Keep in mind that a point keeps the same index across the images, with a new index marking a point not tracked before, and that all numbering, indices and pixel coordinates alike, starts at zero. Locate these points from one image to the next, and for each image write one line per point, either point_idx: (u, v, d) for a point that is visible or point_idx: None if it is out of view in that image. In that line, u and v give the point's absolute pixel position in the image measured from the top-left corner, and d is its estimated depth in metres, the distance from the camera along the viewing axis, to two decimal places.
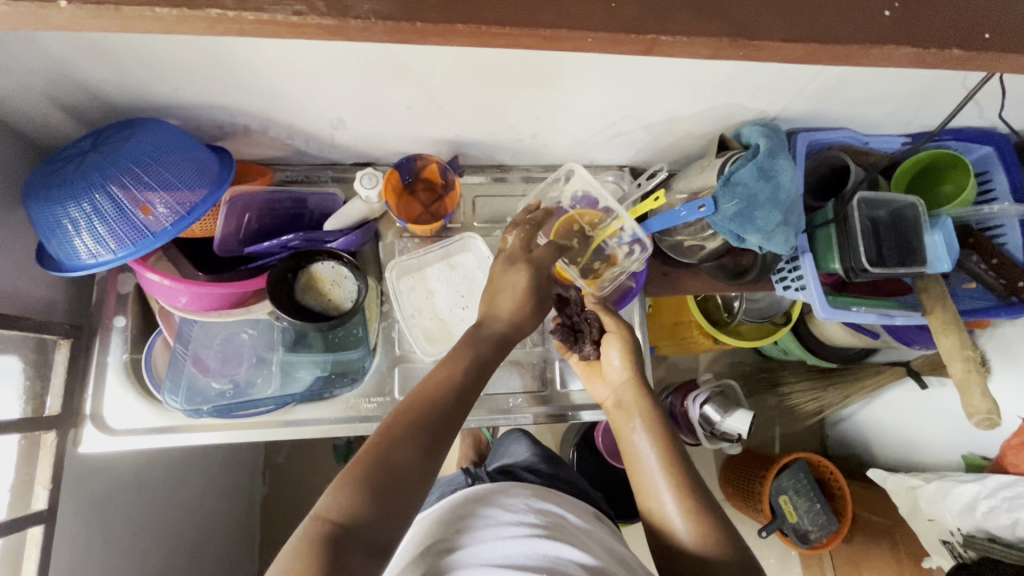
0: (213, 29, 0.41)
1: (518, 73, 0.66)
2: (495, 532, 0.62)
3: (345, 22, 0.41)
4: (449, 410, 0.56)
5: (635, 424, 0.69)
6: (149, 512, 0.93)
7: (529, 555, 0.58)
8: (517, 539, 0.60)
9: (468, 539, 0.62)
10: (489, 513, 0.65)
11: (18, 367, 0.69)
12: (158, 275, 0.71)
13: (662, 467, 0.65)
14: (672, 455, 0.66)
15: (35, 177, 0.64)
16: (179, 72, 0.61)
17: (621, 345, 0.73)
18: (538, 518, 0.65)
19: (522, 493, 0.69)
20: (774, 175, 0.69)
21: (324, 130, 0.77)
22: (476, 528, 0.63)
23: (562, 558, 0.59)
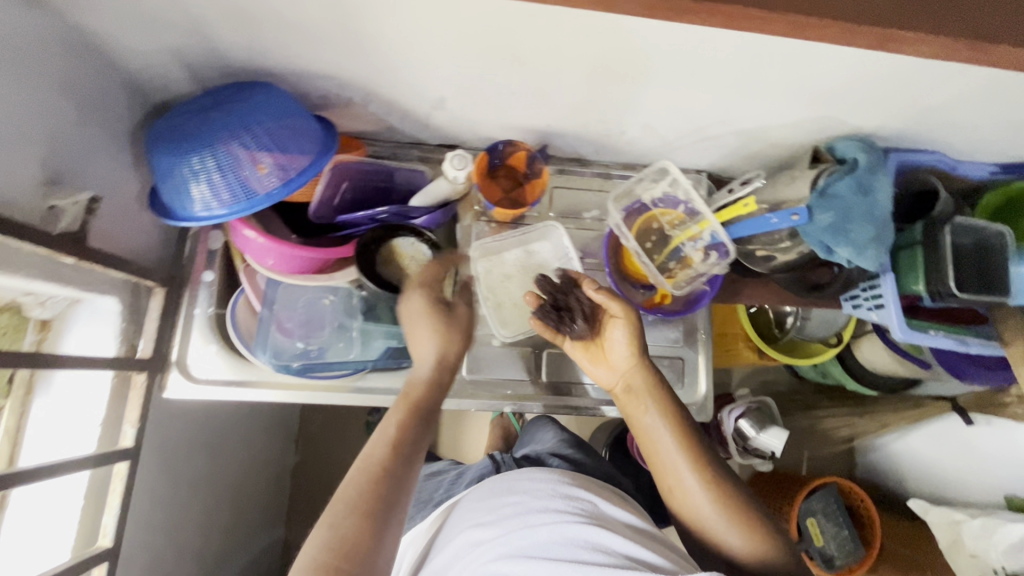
0: None
1: (629, 65, 0.66)
2: (524, 518, 0.67)
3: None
4: (416, 427, 0.64)
5: (647, 406, 0.72)
6: (203, 463, 0.96)
7: (560, 539, 0.62)
8: (546, 525, 0.64)
9: (497, 529, 0.68)
10: (515, 502, 0.71)
11: (115, 308, 0.73)
12: (256, 234, 0.74)
13: (680, 451, 0.68)
14: (690, 440, 0.69)
15: (161, 128, 0.67)
16: (305, 37, 0.63)
17: (626, 329, 0.74)
18: (572, 504, 0.69)
19: (554, 482, 0.74)
20: (871, 191, 0.69)
21: (421, 108, 0.78)
22: (506, 517, 0.69)
23: (591, 539, 0.62)
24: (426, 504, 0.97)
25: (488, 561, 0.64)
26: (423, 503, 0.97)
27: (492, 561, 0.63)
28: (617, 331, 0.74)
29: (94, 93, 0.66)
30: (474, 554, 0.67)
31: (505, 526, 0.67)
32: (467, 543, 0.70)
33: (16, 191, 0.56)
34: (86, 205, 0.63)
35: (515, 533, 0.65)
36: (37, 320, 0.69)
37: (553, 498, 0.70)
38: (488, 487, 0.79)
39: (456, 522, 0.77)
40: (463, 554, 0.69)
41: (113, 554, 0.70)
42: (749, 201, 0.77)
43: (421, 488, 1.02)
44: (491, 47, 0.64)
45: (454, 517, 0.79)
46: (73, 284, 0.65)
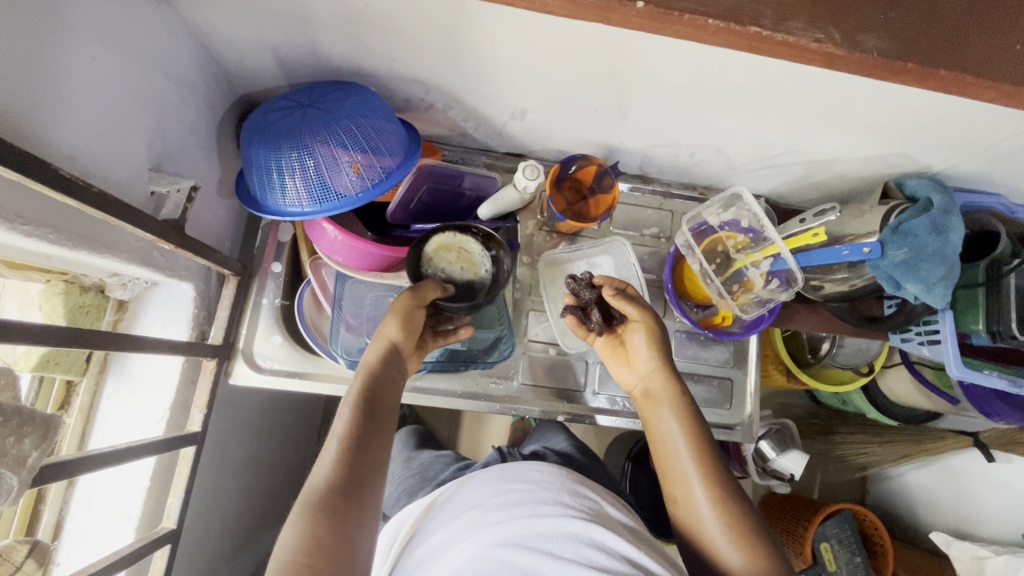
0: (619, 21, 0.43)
1: (720, 93, 0.68)
2: (529, 508, 0.64)
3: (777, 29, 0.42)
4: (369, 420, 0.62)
5: (663, 414, 0.71)
6: (246, 450, 0.95)
7: (563, 533, 0.61)
8: (552, 517, 0.63)
9: (504, 513, 0.64)
10: (519, 491, 0.68)
11: (190, 295, 0.73)
12: (333, 230, 0.75)
13: (690, 458, 0.67)
14: (702, 450, 0.67)
15: (258, 123, 0.69)
16: (409, 44, 0.65)
17: (647, 330, 0.74)
18: (577, 500, 0.68)
19: (558, 476, 0.72)
20: (946, 231, 0.70)
21: (500, 118, 0.80)
22: (509, 504, 0.66)
23: (597, 539, 0.61)
24: (428, 482, 0.93)
25: (487, 545, 0.59)
26: (425, 481, 0.94)
27: (489, 546, 0.59)
28: (637, 332, 0.75)
29: (193, 82, 0.67)
30: (469, 539, 0.62)
31: (507, 513, 0.64)
32: (463, 529, 0.65)
33: (125, 177, 0.57)
34: (187, 193, 0.64)
35: (521, 520, 0.62)
36: (116, 300, 0.71)
37: (561, 492, 0.69)
38: (494, 472, 0.75)
39: (451, 509, 0.72)
40: (457, 539, 0.64)
41: (176, 537, 0.70)
42: (820, 231, 0.78)
43: (426, 467, 0.99)
44: (587, 66, 0.66)
45: (439, 513, 0.74)
46: (161, 269, 0.66)
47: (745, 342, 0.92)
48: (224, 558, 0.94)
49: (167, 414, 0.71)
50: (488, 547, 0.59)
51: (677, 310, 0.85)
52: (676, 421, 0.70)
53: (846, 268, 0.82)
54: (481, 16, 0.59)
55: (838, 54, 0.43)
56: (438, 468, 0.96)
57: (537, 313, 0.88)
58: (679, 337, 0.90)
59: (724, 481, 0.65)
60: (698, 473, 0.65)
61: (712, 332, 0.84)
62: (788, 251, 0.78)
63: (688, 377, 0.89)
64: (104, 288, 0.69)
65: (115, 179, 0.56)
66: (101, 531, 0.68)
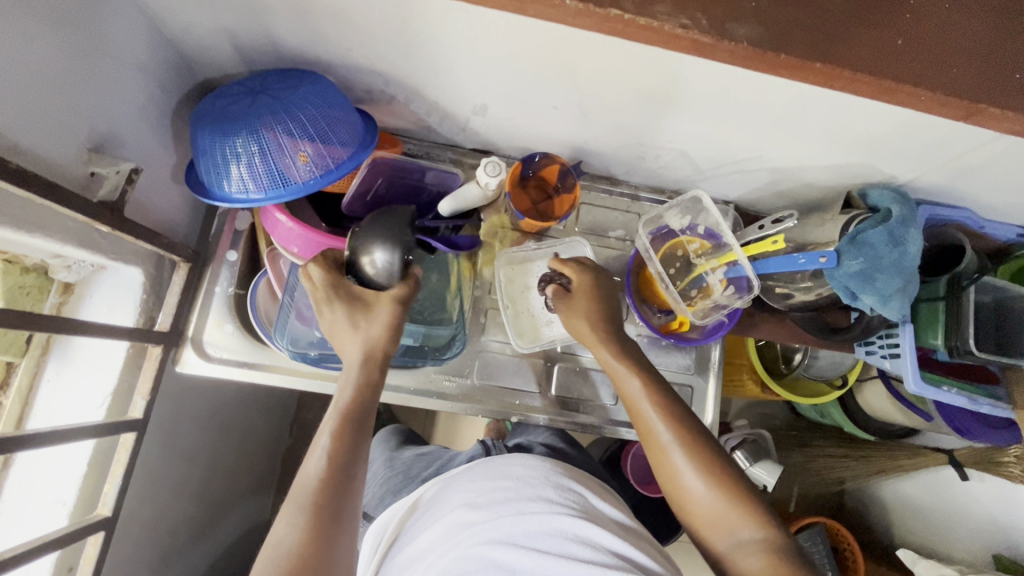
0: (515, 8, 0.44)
1: (675, 94, 0.67)
2: (514, 505, 0.65)
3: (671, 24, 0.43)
4: (356, 417, 0.64)
5: (632, 392, 0.71)
6: (200, 439, 0.94)
7: (549, 531, 0.61)
8: (537, 515, 0.63)
9: (488, 512, 0.64)
10: (506, 486, 0.68)
11: (138, 280, 0.72)
12: (287, 221, 0.73)
13: (669, 434, 0.66)
14: (673, 413, 0.68)
15: (208, 108, 0.68)
16: (362, 34, 0.64)
17: (586, 300, 0.77)
18: (561, 495, 0.68)
19: (544, 469, 0.72)
20: (903, 242, 0.69)
21: (462, 113, 0.79)
22: (493, 502, 0.66)
23: (584, 535, 0.62)
24: (411, 480, 0.93)
25: (473, 545, 0.60)
26: (410, 478, 0.94)
27: (476, 547, 0.60)
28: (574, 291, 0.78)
29: (144, 64, 0.66)
30: (456, 540, 0.63)
31: (491, 512, 0.64)
32: (450, 528, 0.65)
33: (58, 158, 0.56)
34: (127, 174, 0.62)
35: (504, 519, 0.63)
36: (60, 282, 0.70)
37: (545, 487, 0.69)
38: (480, 469, 0.74)
39: (438, 504, 0.73)
40: (444, 540, 0.64)
41: (111, 524, 0.69)
42: (780, 239, 0.75)
43: (409, 466, 0.98)
44: (543, 62, 0.65)
45: (427, 509, 0.74)
46: (103, 252, 0.65)
47: (707, 349, 0.91)
48: (172, 547, 0.93)
49: (108, 398, 0.71)
50: (474, 548, 0.60)
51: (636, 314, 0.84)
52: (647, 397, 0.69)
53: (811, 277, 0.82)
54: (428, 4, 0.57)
55: (705, 40, 0.44)
56: (422, 465, 0.96)
57: (495, 311, 0.87)
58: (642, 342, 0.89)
59: (694, 430, 0.66)
60: (669, 427, 0.67)
61: (670, 337, 0.83)
62: (744, 257, 0.76)
63: None
64: (48, 270, 0.68)
65: (50, 159, 0.55)
66: (33, 516, 0.67)
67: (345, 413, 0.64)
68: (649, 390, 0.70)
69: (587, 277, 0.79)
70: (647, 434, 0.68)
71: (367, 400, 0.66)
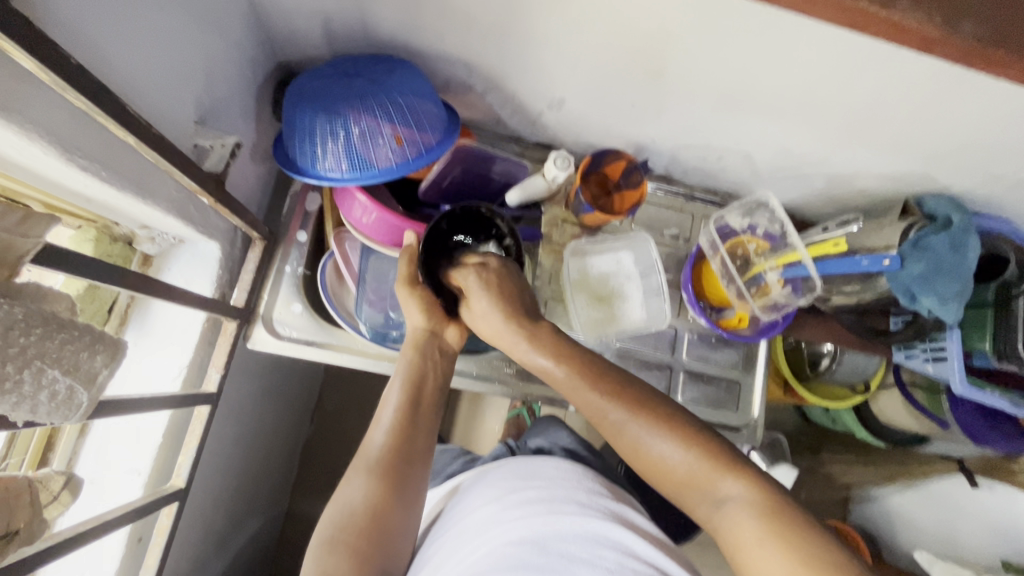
0: None
1: (758, 95, 0.69)
2: (547, 505, 0.65)
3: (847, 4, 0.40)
4: (425, 388, 0.70)
5: (585, 390, 0.67)
6: (244, 418, 0.94)
7: (581, 534, 0.62)
8: (569, 516, 0.63)
9: (521, 509, 0.65)
10: (538, 487, 0.69)
11: (217, 254, 0.73)
12: (365, 202, 0.75)
13: (630, 415, 0.65)
14: (601, 378, 0.68)
15: (305, 87, 0.69)
16: (462, 23, 0.66)
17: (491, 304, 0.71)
18: (593, 499, 0.68)
19: (576, 474, 0.73)
20: (964, 248, 0.73)
21: (537, 106, 0.81)
22: (526, 500, 0.66)
23: (617, 540, 0.62)
24: (437, 476, 0.92)
25: (506, 542, 0.61)
26: (434, 474, 0.93)
27: (507, 544, 0.60)
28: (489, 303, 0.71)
29: (242, 41, 0.67)
30: (489, 534, 0.63)
31: (523, 509, 0.65)
32: (481, 521, 0.66)
33: (173, 125, 0.57)
34: (231, 149, 0.62)
35: (539, 518, 0.63)
36: (142, 253, 0.70)
37: (577, 489, 0.69)
38: (513, 468, 0.76)
39: (473, 495, 0.74)
40: (474, 534, 0.65)
41: (183, 496, 0.70)
42: (841, 241, 0.81)
43: (433, 460, 0.98)
44: (636, 59, 0.67)
45: (465, 496, 0.76)
46: (195, 224, 0.66)
47: (755, 348, 0.93)
48: (212, 526, 0.93)
49: (183, 372, 0.71)
50: (507, 545, 0.60)
51: (694, 310, 0.86)
52: (600, 395, 0.67)
53: (859, 280, 0.84)
54: None
55: (936, 37, 0.42)
56: (447, 461, 0.95)
57: (557, 302, 0.89)
58: (692, 338, 0.91)
59: (651, 403, 0.66)
60: (609, 399, 0.66)
61: (726, 332, 0.85)
62: (809, 258, 0.79)
63: (698, 377, 0.91)
64: (133, 240, 0.68)
65: (169, 125, 0.56)
66: (109, 485, 0.67)
67: (414, 385, 0.69)
68: (558, 355, 0.69)
69: (490, 275, 0.72)
70: (592, 408, 0.67)
71: (433, 378, 0.71)
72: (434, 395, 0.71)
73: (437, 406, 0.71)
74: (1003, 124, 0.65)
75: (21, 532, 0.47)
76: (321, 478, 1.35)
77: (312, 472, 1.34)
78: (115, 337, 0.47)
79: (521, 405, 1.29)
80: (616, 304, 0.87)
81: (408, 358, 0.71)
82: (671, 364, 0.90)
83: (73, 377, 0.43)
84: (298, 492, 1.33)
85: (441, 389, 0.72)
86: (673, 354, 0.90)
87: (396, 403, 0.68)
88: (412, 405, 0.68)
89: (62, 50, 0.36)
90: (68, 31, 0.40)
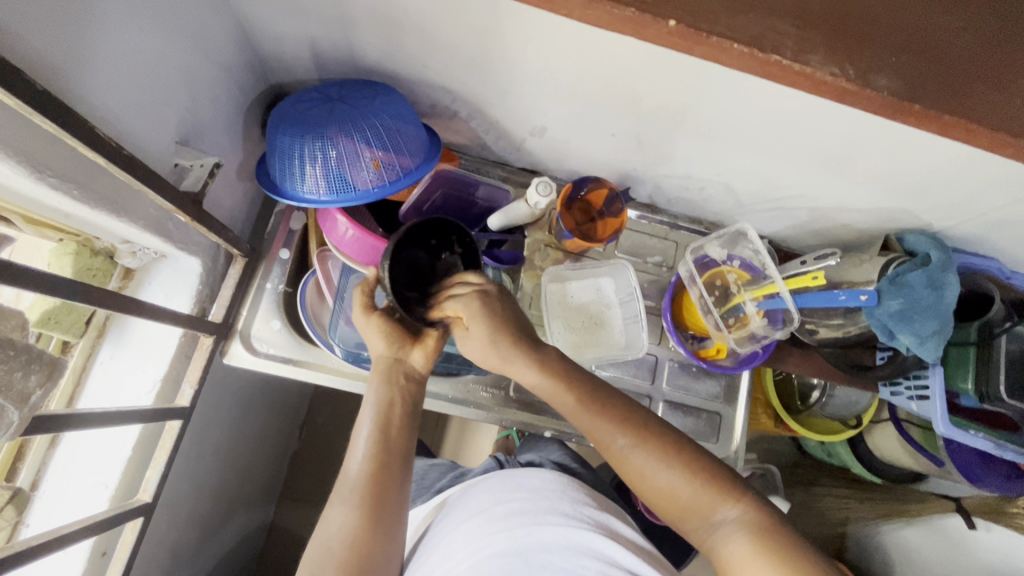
0: (630, 31, 0.42)
1: (731, 131, 0.70)
2: (531, 515, 0.64)
3: (781, 57, 0.41)
4: (398, 414, 0.68)
5: (600, 424, 0.65)
6: (224, 431, 0.94)
7: (564, 544, 0.61)
8: (553, 526, 0.63)
9: (504, 524, 0.63)
10: (523, 499, 0.67)
11: (197, 270, 0.74)
12: (346, 221, 0.76)
13: (634, 444, 0.64)
14: (613, 406, 0.66)
15: (288, 110, 0.71)
16: (441, 53, 0.67)
17: (484, 337, 0.66)
18: (577, 509, 0.67)
19: (561, 483, 0.71)
20: (942, 286, 0.73)
21: (520, 133, 0.82)
22: (512, 512, 0.65)
23: (600, 551, 0.61)
24: (426, 491, 0.90)
25: (488, 555, 0.60)
26: (423, 489, 0.91)
27: (490, 556, 0.59)
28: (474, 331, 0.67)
29: (230, 66, 0.69)
30: (473, 545, 0.62)
31: (507, 520, 0.64)
32: (465, 537, 0.65)
33: (152, 145, 0.59)
34: (210, 168, 0.64)
35: (520, 529, 0.62)
36: (123, 267, 0.71)
37: (562, 500, 0.68)
38: (497, 479, 0.74)
39: (458, 508, 0.73)
40: (460, 545, 0.64)
41: (149, 511, 0.70)
42: (820, 275, 0.82)
43: (422, 476, 0.95)
44: (612, 92, 0.68)
45: (451, 510, 0.74)
46: (173, 240, 0.67)
47: (737, 379, 0.92)
48: (187, 542, 0.92)
49: (157, 385, 0.72)
50: (488, 557, 0.59)
51: (673, 339, 0.85)
52: (614, 427, 0.65)
53: (841, 314, 0.82)
54: (516, 31, 0.61)
55: (851, 88, 0.42)
56: (434, 476, 0.92)
57: (537, 327, 0.88)
58: (673, 367, 0.91)
59: (653, 431, 0.64)
60: (619, 429, 0.64)
61: (705, 363, 0.84)
62: (787, 290, 0.80)
63: (677, 408, 0.89)
64: (114, 254, 0.69)
65: (146, 146, 0.58)
66: (75, 497, 0.68)
67: (383, 413, 0.67)
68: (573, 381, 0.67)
69: (474, 305, 0.66)
70: (600, 435, 0.66)
71: (402, 404, 0.69)
72: (404, 421, 0.68)
73: (410, 432, 0.69)
74: (975, 165, 0.64)
75: None
76: (305, 494, 1.34)
77: (297, 487, 1.33)
78: (53, 358, 0.49)
79: (508, 426, 1.27)
80: (595, 330, 0.87)
81: (377, 388, 0.69)
82: (650, 393, 0.89)
83: (4, 396, 0.43)
84: (282, 507, 1.32)
85: (413, 412, 0.70)
86: (653, 382, 0.89)
87: (366, 436, 0.66)
88: (382, 436, 0.66)
89: (25, 76, 0.38)
90: (39, 56, 0.42)
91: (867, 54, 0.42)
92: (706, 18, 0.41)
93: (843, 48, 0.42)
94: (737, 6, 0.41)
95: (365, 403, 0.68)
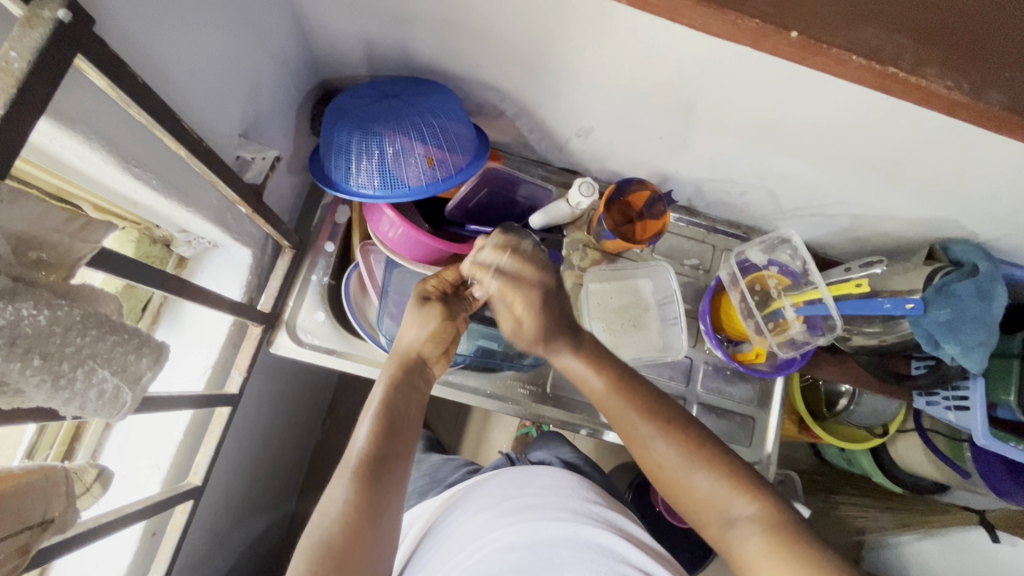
0: (721, 35, 0.42)
1: (783, 135, 0.70)
2: (541, 510, 0.65)
3: (878, 62, 0.41)
4: (407, 411, 0.67)
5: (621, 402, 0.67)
6: (259, 417, 0.96)
7: (573, 539, 0.62)
8: (562, 522, 0.63)
9: (512, 520, 0.64)
10: (530, 496, 0.68)
11: (247, 260, 0.75)
12: (392, 218, 0.77)
13: (653, 430, 0.65)
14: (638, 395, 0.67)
15: (345, 105, 0.72)
16: (498, 52, 0.68)
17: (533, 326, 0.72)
18: (588, 507, 0.68)
19: (572, 481, 0.72)
20: (988, 296, 0.72)
21: (566, 133, 0.83)
22: (521, 508, 0.66)
23: (609, 547, 0.62)
24: (438, 484, 0.89)
25: (497, 548, 0.61)
26: (435, 482, 0.90)
27: (500, 549, 0.60)
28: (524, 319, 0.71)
29: (287, 60, 0.70)
30: (481, 539, 0.63)
31: (515, 516, 0.65)
32: (474, 531, 0.66)
33: (219, 138, 0.60)
34: (271, 162, 0.65)
35: (530, 523, 0.63)
36: (177, 256, 0.73)
37: (573, 498, 0.69)
38: (507, 476, 0.75)
39: (466, 503, 0.73)
40: (466, 542, 0.65)
41: (197, 494, 0.71)
42: (863, 283, 0.82)
43: (435, 469, 0.94)
44: (668, 94, 0.69)
45: (456, 506, 0.74)
46: (230, 231, 0.68)
47: (771, 384, 0.92)
48: (221, 526, 0.93)
49: (208, 372, 0.73)
50: (498, 550, 0.60)
51: (710, 341, 0.86)
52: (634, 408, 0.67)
53: (880, 322, 0.82)
54: (577, 31, 0.62)
55: (964, 102, 0.42)
56: (449, 470, 0.92)
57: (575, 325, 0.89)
58: (707, 369, 0.91)
59: (675, 419, 0.65)
60: (643, 417, 0.66)
61: (741, 366, 0.85)
62: (830, 297, 0.80)
63: (711, 410, 0.90)
64: (170, 243, 0.71)
65: (215, 138, 0.59)
66: (130, 477, 0.69)
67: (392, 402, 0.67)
68: (597, 364, 0.69)
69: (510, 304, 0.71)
70: (620, 417, 0.67)
71: (410, 400, 0.68)
72: (409, 416, 0.67)
73: (413, 428, 0.67)
74: None
75: (58, 519, 0.44)
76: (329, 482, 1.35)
77: (320, 477, 1.35)
78: (161, 339, 0.46)
79: (529, 424, 1.27)
80: (634, 330, 0.88)
81: (388, 377, 0.69)
82: (684, 395, 0.89)
83: (121, 376, 0.42)
84: (304, 496, 1.34)
85: (417, 413, 0.68)
86: (687, 385, 0.90)
87: (374, 418, 0.65)
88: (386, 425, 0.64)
89: (129, 69, 0.39)
90: (138, 50, 0.43)
91: (960, 66, 0.42)
92: (810, 28, 0.41)
93: (935, 55, 0.42)
94: (856, 19, 0.41)
95: (374, 390, 0.68)
